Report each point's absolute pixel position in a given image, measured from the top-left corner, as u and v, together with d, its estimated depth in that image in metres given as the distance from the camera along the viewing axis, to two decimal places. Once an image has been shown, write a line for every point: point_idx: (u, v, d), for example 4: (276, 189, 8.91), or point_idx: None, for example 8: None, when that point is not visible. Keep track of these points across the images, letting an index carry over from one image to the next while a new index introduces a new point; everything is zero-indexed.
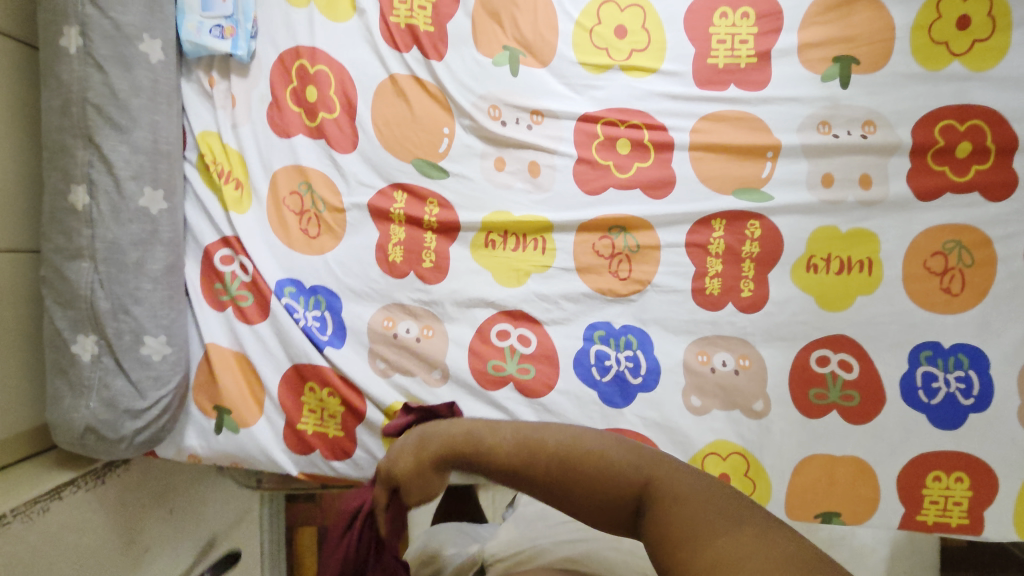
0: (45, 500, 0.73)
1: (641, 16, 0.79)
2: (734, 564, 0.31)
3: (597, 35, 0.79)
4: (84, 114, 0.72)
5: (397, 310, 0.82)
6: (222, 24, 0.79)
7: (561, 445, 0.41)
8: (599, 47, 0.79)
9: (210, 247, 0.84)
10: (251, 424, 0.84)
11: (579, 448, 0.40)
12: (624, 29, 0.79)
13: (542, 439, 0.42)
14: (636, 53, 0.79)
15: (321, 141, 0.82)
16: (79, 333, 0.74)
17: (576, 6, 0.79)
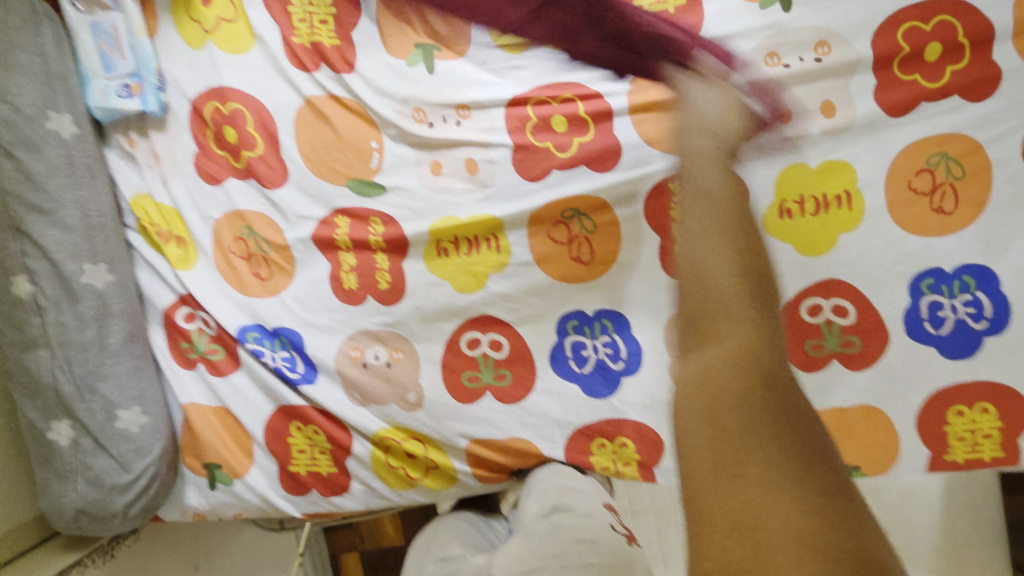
0: None
1: None
2: (749, 453, 0.34)
3: None
4: (4, 204, 0.71)
5: (362, 338, 0.79)
6: (128, 83, 0.78)
7: (704, 297, 0.41)
8: None
9: (169, 310, 0.83)
10: (243, 474, 0.84)
11: (705, 295, 0.41)
12: None
13: (703, 293, 0.42)
14: None
15: (252, 181, 0.79)
16: (53, 420, 0.74)
17: None
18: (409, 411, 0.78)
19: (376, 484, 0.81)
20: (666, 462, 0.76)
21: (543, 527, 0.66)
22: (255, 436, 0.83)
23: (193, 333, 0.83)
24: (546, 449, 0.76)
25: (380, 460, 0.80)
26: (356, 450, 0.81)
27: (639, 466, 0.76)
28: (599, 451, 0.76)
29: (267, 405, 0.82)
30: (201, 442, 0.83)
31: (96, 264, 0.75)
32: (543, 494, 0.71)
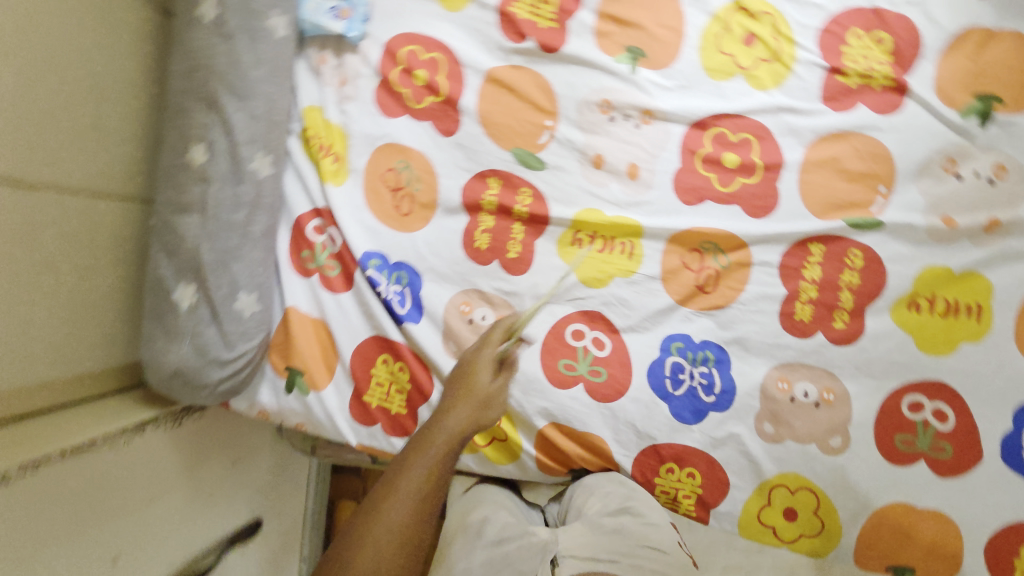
0: (129, 433, 0.77)
1: (773, 25, 0.76)
2: None
3: (724, 40, 0.77)
4: (206, 80, 0.75)
5: (475, 296, 0.84)
6: (340, 6, 0.84)
7: None
8: (725, 52, 0.77)
9: (302, 218, 0.87)
10: (321, 389, 0.87)
11: None
12: (754, 38, 0.76)
13: None
14: (762, 63, 0.76)
15: (425, 124, 0.84)
16: (181, 281, 0.76)
17: (704, 10, 0.77)
18: None
19: None
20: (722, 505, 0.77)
21: (608, 525, 0.69)
22: (341, 357, 0.87)
23: (318, 245, 0.87)
24: (619, 454, 0.79)
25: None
26: (432, 399, 0.84)
27: (697, 502, 0.78)
28: (666, 475, 0.79)
29: (364, 332, 0.86)
30: (291, 346, 0.87)
31: (265, 154, 0.78)
32: (604, 497, 0.74)
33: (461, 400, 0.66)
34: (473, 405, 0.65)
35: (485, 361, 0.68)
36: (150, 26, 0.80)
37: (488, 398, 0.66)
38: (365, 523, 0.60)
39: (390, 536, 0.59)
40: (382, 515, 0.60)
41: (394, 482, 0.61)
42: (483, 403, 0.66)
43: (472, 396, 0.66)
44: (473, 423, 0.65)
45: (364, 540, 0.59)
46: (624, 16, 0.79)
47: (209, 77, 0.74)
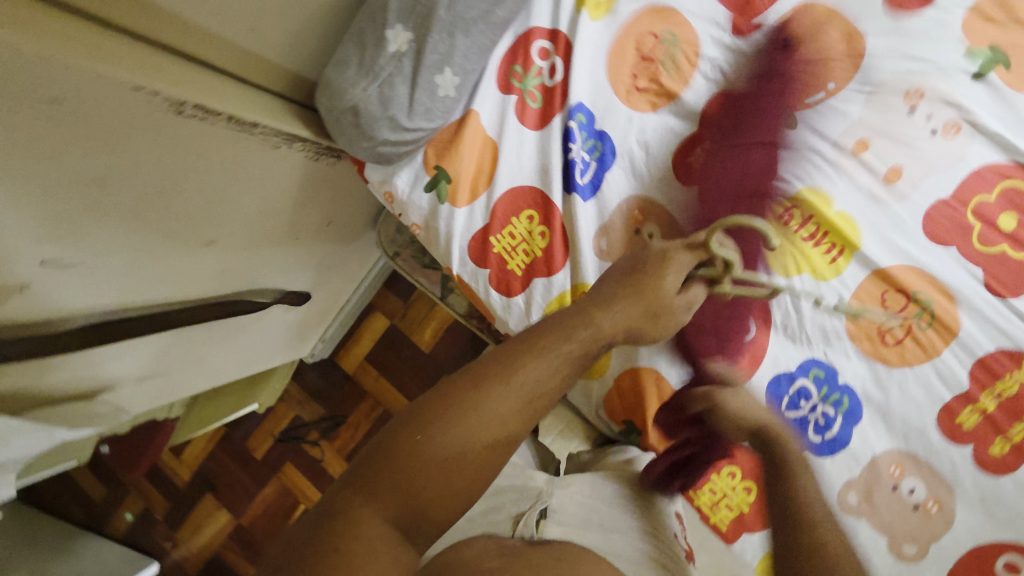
0: (284, 140, 0.73)
1: None
2: None
3: None
4: None
5: (652, 207, 0.76)
6: None
7: None
8: None
9: (534, 32, 0.77)
10: (456, 206, 0.81)
11: None
12: None
13: None
14: None
15: (716, 11, 0.74)
16: (400, 20, 0.66)
17: None
18: None
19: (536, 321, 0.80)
20: (758, 535, 0.73)
21: (613, 495, 0.67)
22: (492, 188, 0.80)
23: (535, 68, 0.78)
24: None
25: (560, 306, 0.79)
26: (553, 279, 0.79)
27: (734, 518, 0.75)
28: (724, 476, 0.75)
29: (526, 179, 0.80)
30: (455, 148, 0.79)
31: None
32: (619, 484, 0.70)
33: (622, 298, 0.53)
34: (642, 310, 0.53)
35: (673, 265, 0.55)
36: None
37: (663, 303, 0.54)
38: (410, 441, 0.44)
39: (479, 432, 0.45)
40: (468, 407, 0.45)
41: (461, 411, 0.45)
42: (649, 314, 0.54)
43: (642, 291, 0.53)
44: (629, 328, 0.53)
45: (432, 428, 0.44)
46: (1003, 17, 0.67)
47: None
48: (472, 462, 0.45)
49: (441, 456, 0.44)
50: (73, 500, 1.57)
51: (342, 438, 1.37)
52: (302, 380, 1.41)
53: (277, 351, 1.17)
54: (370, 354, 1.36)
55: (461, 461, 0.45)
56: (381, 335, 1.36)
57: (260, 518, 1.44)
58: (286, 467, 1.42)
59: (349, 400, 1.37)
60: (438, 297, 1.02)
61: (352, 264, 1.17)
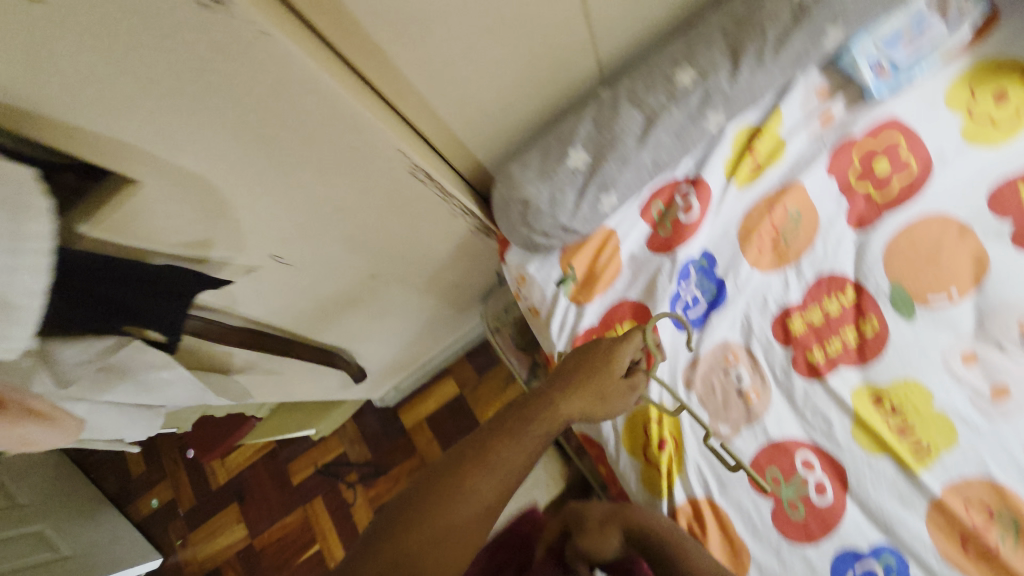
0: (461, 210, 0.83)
1: None
2: None
3: None
4: (751, 34, 0.75)
5: (746, 353, 0.80)
6: (884, 64, 0.79)
7: None
8: None
9: (677, 177, 0.86)
10: (574, 302, 0.87)
11: None
12: None
13: None
14: None
15: (843, 202, 0.80)
16: (583, 144, 0.80)
17: None
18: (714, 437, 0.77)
19: (621, 428, 0.83)
20: None
21: None
22: (608, 295, 0.87)
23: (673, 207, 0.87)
24: None
25: (647, 420, 0.81)
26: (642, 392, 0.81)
27: None
28: None
29: (634, 295, 0.86)
30: (587, 252, 0.87)
31: (725, 112, 0.79)
32: None
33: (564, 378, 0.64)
34: (594, 391, 0.64)
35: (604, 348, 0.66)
36: None
37: (608, 384, 0.65)
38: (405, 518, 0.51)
39: (466, 505, 0.53)
40: (456, 486, 0.54)
41: (447, 483, 0.54)
42: (601, 397, 0.64)
43: (594, 375, 0.64)
44: (585, 410, 0.63)
45: (422, 508, 0.52)
46: None
47: (753, 29, 0.75)
48: (466, 534, 0.52)
49: (432, 529, 0.51)
50: (114, 469, 1.65)
51: (377, 488, 1.39)
52: (362, 420, 1.46)
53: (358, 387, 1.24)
54: (431, 416, 1.41)
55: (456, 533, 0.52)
56: (447, 402, 1.40)
57: (273, 544, 1.44)
58: (315, 501, 1.44)
59: (397, 453, 1.41)
60: (524, 379, 1.10)
61: (451, 331, 1.25)
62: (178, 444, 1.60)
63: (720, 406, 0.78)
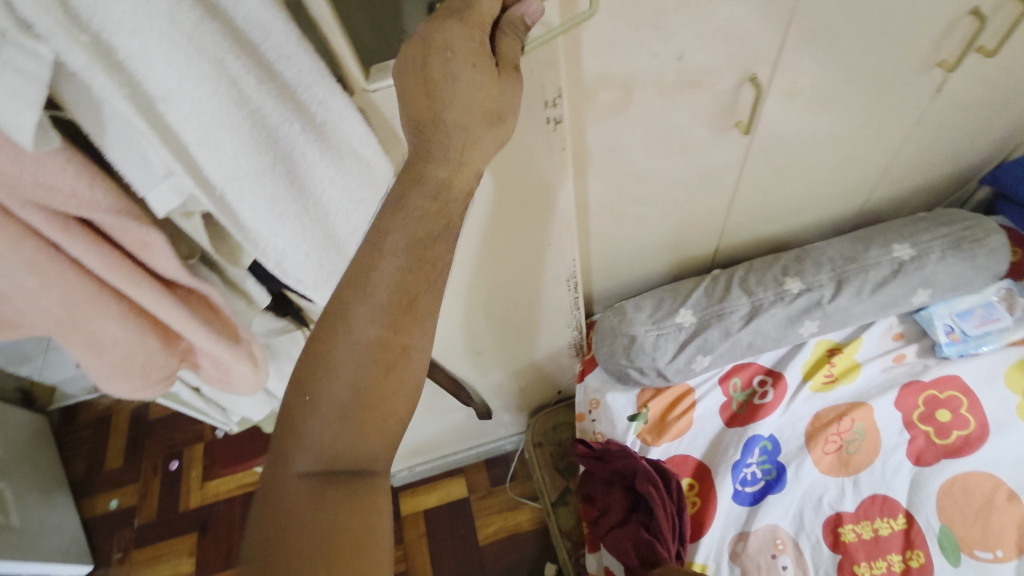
0: (572, 325, 0.94)
1: None
2: None
3: None
4: (854, 271, 0.91)
5: (793, 545, 0.83)
6: (955, 329, 0.92)
7: None
8: None
9: (760, 363, 0.96)
10: (640, 440, 0.92)
11: None
12: None
13: None
14: None
15: (905, 435, 0.88)
16: (694, 309, 0.92)
17: None
18: None
19: None
20: None
21: None
22: (674, 444, 0.91)
23: (749, 386, 0.95)
24: None
25: None
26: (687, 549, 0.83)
27: None
28: None
29: (698, 454, 0.91)
30: (665, 400, 0.93)
31: (819, 325, 0.91)
32: None
33: (428, 111, 0.38)
34: (483, 113, 0.38)
35: (453, 29, 0.37)
36: (844, 215, 1.03)
37: (483, 91, 0.38)
38: (302, 403, 0.40)
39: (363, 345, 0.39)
40: (336, 338, 0.40)
41: (329, 342, 0.40)
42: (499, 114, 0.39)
43: (450, 71, 0.37)
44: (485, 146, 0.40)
45: (313, 377, 0.40)
46: None
47: (858, 268, 0.91)
48: (386, 359, 0.40)
49: (347, 389, 0.39)
50: (87, 455, 1.56)
51: None
52: None
53: None
54: (429, 511, 1.33)
55: (380, 359, 0.40)
56: (450, 501, 1.34)
57: None
58: None
59: None
60: (547, 504, 1.13)
61: (489, 432, 1.27)
62: (164, 452, 1.55)
63: None
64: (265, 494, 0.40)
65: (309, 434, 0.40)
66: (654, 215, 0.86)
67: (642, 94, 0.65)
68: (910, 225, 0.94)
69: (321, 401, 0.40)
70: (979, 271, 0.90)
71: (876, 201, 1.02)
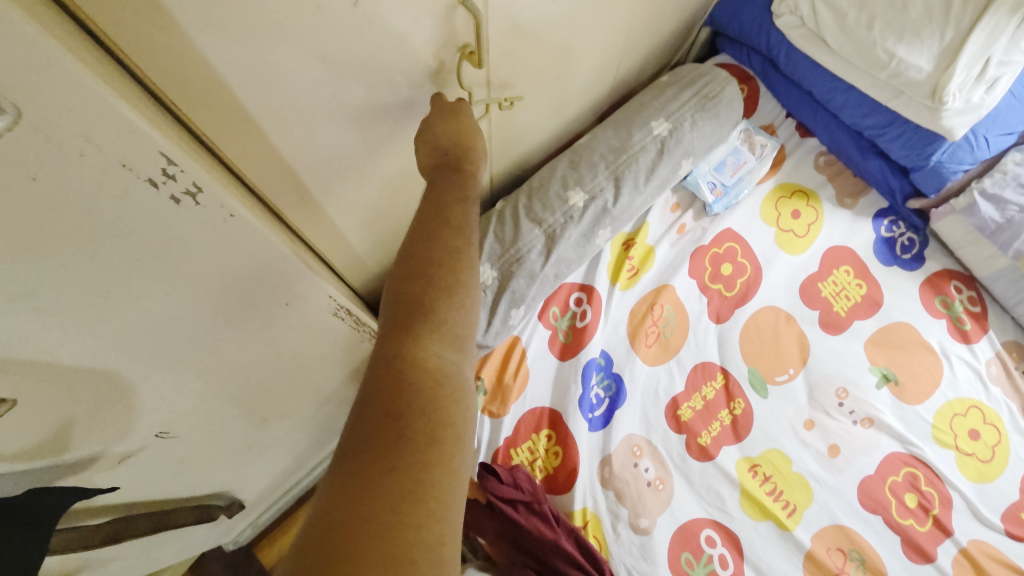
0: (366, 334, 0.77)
1: (996, 438, 0.88)
2: None
3: (957, 421, 0.89)
4: (625, 163, 0.87)
5: (647, 445, 0.87)
6: (718, 185, 0.97)
7: None
8: (953, 431, 0.88)
9: (570, 282, 0.93)
10: (487, 415, 0.85)
11: None
12: (977, 434, 0.88)
13: None
14: (976, 458, 0.87)
15: (704, 299, 0.94)
16: (491, 261, 0.82)
17: (956, 389, 0.90)
18: (633, 531, 0.81)
19: None
20: None
21: None
22: (519, 404, 0.86)
23: (567, 311, 0.92)
24: None
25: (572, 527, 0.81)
26: (564, 499, 0.82)
27: None
28: None
29: (544, 400, 0.88)
30: (495, 362, 0.87)
31: (612, 229, 0.88)
32: None
33: (444, 129, 0.53)
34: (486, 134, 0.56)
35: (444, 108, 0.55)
36: (598, 97, 0.97)
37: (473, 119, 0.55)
38: (398, 314, 0.43)
39: (445, 259, 0.45)
40: (420, 258, 0.45)
41: (414, 259, 0.45)
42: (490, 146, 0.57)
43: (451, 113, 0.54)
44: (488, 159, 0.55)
45: (407, 288, 0.44)
46: (903, 348, 0.92)
47: (627, 159, 0.87)
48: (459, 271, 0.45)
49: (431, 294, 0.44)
50: None
51: None
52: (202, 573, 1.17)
53: (205, 541, 1.00)
54: None
55: (460, 262, 0.46)
56: None
57: None
58: None
59: None
60: None
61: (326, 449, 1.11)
62: None
63: (636, 500, 0.83)
64: (381, 392, 0.40)
65: (404, 335, 0.42)
66: (410, 181, 0.70)
67: (323, 61, 0.45)
68: (657, 94, 0.92)
69: (410, 309, 0.43)
70: (724, 127, 0.92)
71: (622, 75, 0.97)
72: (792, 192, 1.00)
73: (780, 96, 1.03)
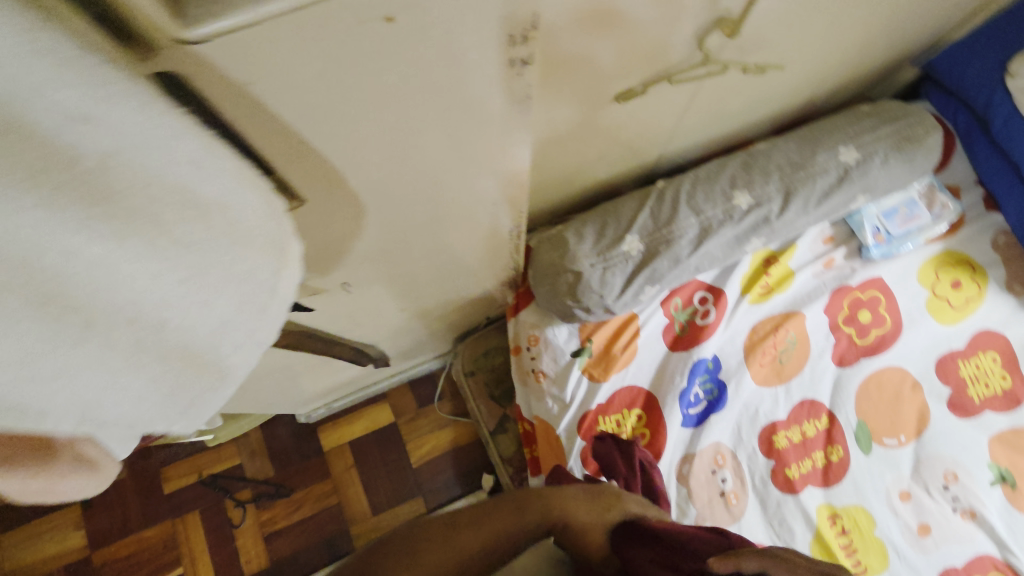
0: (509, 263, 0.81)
1: None
2: None
3: None
4: (801, 180, 0.85)
5: (731, 458, 0.87)
6: (883, 230, 0.93)
7: None
8: None
9: (702, 280, 0.92)
10: (587, 376, 0.87)
11: None
12: None
13: None
14: None
15: (832, 339, 0.92)
16: (642, 233, 0.83)
17: None
18: None
19: None
20: None
21: None
22: (620, 376, 0.88)
23: (689, 305, 0.92)
24: None
25: None
26: None
27: None
28: None
29: (644, 382, 0.89)
30: (609, 330, 0.88)
31: (765, 241, 0.87)
32: None
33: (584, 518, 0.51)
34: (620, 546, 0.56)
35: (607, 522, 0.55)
36: (788, 107, 0.94)
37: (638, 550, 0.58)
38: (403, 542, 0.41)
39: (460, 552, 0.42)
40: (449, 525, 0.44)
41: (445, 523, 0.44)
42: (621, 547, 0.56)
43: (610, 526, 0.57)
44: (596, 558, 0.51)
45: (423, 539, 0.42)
46: None
47: (805, 176, 0.85)
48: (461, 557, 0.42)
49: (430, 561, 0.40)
50: None
51: (275, 512, 1.21)
52: (270, 432, 1.26)
53: (290, 403, 1.08)
54: (355, 442, 1.26)
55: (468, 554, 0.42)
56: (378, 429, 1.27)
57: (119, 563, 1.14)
58: (190, 516, 1.19)
59: (307, 476, 1.24)
60: (485, 433, 1.09)
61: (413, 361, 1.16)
62: None
63: (706, 504, 0.83)
64: None
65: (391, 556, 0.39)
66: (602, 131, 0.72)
67: None
68: (854, 122, 0.89)
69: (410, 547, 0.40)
70: (913, 173, 0.88)
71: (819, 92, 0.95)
72: (957, 261, 0.95)
73: (977, 161, 0.97)
